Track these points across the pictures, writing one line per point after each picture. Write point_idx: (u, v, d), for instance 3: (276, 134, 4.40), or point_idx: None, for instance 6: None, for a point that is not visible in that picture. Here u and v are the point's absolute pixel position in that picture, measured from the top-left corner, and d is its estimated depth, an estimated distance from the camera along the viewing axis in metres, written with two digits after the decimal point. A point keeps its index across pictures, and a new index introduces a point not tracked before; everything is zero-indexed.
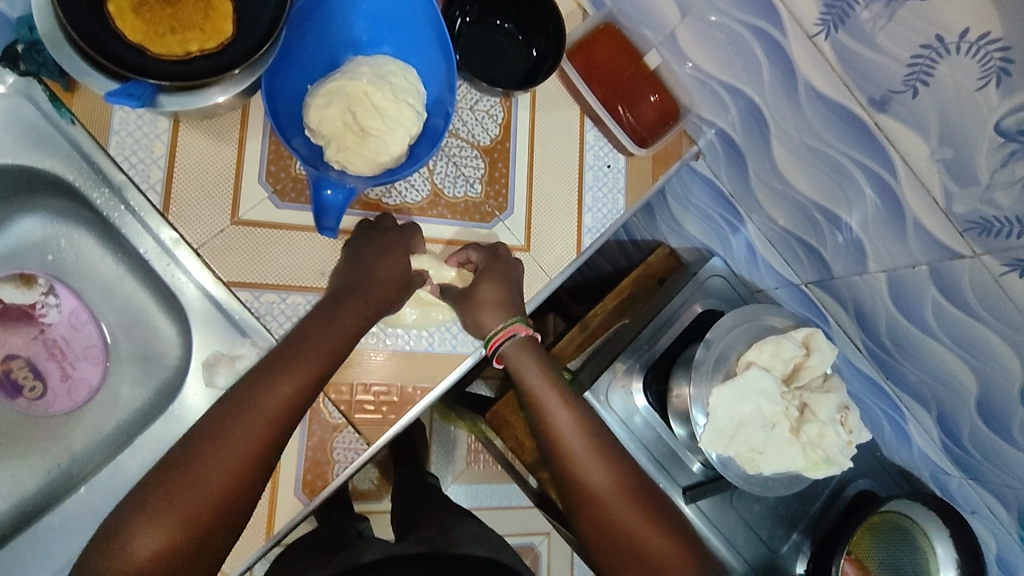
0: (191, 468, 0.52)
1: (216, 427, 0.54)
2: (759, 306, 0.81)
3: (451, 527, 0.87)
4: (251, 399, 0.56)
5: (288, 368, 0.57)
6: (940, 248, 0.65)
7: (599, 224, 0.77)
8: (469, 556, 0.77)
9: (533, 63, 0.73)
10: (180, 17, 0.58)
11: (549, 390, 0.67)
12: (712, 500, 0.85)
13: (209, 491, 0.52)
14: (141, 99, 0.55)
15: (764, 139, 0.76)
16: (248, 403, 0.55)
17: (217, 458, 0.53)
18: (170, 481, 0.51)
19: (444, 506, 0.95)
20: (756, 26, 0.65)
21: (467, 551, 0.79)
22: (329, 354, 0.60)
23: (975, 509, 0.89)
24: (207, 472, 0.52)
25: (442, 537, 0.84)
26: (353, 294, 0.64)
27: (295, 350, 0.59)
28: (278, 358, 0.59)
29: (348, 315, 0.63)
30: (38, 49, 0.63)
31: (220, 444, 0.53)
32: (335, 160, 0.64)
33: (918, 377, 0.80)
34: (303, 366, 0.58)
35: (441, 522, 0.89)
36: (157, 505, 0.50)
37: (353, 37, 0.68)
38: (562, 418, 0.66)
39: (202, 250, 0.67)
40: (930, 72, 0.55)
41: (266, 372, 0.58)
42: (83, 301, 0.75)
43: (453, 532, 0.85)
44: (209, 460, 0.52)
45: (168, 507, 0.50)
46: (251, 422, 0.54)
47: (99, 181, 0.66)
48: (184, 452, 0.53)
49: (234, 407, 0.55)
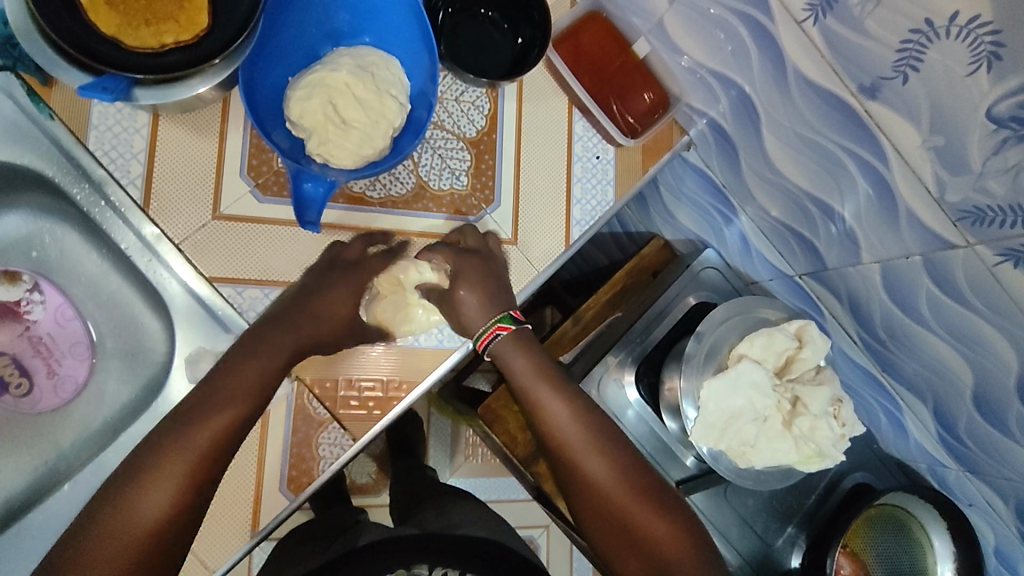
0: (145, 479, 0.56)
1: (160, 447, 0.57)
2: (752, 298, 0.80)
3: (447, 510, 0.88)
4: (188, 421, 0.58)
5: (223, 396, 0.59)
6: (934, 239, 0.63)
7: (588, 216, 0.76)
8: (469, 538, 0.79)
9: (519, 52, 0.71)
10: (156, 8, 0.57)
11: (537, 379, 0.69)
12: (705, 494, 0.85)
13: (169, 495, 0.56)
14: (115, 92, 0.55)
15: (755, 128, 0.74)
16: (182, 427, 0.58)
17: (165, 471, 0.56)
18: (128, 490, 0.56)
19: (437, 493, 0.95)
20: (744, 12, 0.63)
21: (467, 534, 0.81)
22: (265, 372, 0.61)
23: (972, 502, 0.88)
24: (162, 483, 0.56)
25: (437, 520, 0.85)
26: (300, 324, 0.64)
27: (234, 368, 0.61)
28: (212, 382, 0.61)
29: (289, 334, 0.63)
30: (13, 43, 0.62)
31: (166, 462, 0.56)
32: (317, 153, 0.63)
33: (914, 369, 0.79)
34: (232, 392, 0.60)
35: (437, 506, 0.89)
36: (124, 509, 0.55)
37: (334, 27, 0.67)
38: (550, 405, 0.69)
39: (183, 245, 0.66)
40: (921, 56, 0.53)
41: (204, 395, 0.60)
42: (69, 298, 0.74)
43: (449, 514, 0.86)
44: (160, 472, 0.56)
45: (130, 511, 0.55)
46: (191, 442, 0.57)
47: (79, 176, 0.65)
48: (137, 463, 0.57)
49: (170, 430, 0.58)
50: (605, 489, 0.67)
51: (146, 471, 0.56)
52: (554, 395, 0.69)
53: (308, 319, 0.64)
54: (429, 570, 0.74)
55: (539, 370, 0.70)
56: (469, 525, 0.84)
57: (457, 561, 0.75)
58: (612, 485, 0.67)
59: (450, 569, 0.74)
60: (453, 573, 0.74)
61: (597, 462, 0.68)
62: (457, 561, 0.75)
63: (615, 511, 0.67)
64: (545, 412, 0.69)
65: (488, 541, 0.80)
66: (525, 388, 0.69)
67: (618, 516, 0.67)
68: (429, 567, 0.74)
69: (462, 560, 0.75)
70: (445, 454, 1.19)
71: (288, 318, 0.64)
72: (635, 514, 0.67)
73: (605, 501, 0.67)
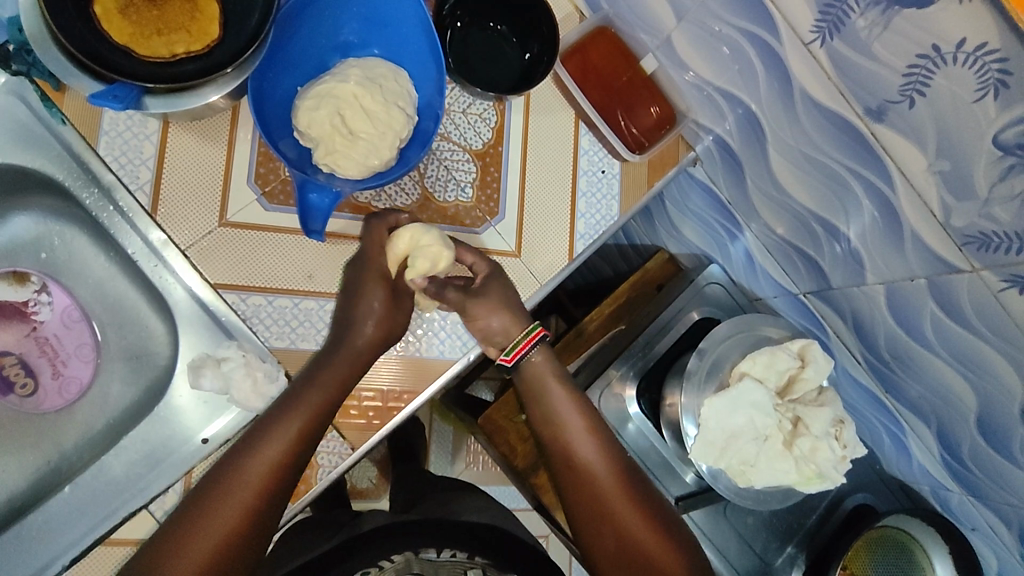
0: (214, 498, 0.57)
1: (230, 467, 0.58)
2: (755, 316, 0.80)
3: (450, 500, 0.87)
4: (253, 449, 0.59)
5: (287, 419, 0.60)
6: (938, 263, 0.63)
7: (592, 230, 0.76)
8: (472, 525, 0.78)
9: (526, 67, 0.72)
10: (166, 18, 0.59)
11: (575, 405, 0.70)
12: (704, 512, 0.86)
13: (244, 503, 0.57)
14: (126, 101, 0.55)
15: (760, 146, 0.74)
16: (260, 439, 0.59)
17: (233, 496, 0.57)
18: (212, 501, 0.57)
19: (442, 488, 0.93)
20: (752, 31, 0.63)
21: (468, 520, 0.80)
22: (330, 393, 0.62)
23: (975, 526, 0.87)
24: (238, 493, 0.57)
25: (439, 506, 0.84)
26: (359, 332, 0.64)
27: (302, 390, 0.62)
28: (286, 400, 0.62)
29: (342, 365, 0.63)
30: (28, 50, 0.63)
31: (236, 484, 0.58)
32: (323, 163, 0.64)
33: (918, 392, 0.78)
34: (310, 406, 0.61)
35: (438, 498, 0.88)
36: (195, 531, 0.56)
37: (343, 38, 0.68)
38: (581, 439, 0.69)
39: (189, 251, 0.66)
40: (928, 82, 0.53)
41: (266, 420, 0.61)
42: (75, 299, 0.75)
43: (451, 504, 0.85)
44: (224, 502, 0.57)
45: (201, 531, 0.56)
46: (253, 469, 0.58)
47: (89, 181, 0.66)
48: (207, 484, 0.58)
49: (235, 458, 0.59)
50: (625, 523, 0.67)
51: (214, 494, 0.57)
52: (586, 420, 0.69)
53: (355, 327, 0.64)
54: (438, 553, 0.74)
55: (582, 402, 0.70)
56: (469, 511, 0.83)
57: (462, 543, 0.75)
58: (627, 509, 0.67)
59: (457, 551, 0.75)
60: (461, 554, 0.75)
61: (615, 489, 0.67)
62: (464, 544, 0.75)
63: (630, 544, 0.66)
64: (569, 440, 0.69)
65: (485, 526, 0.79)
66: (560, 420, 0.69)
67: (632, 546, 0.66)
68: (437, 550, 0.74)
69: (469, 543, 0.76)
70: (446, 459, 1.19)
71: (347, 340, 0.64)
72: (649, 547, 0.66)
73: (620, 531, 0.67)
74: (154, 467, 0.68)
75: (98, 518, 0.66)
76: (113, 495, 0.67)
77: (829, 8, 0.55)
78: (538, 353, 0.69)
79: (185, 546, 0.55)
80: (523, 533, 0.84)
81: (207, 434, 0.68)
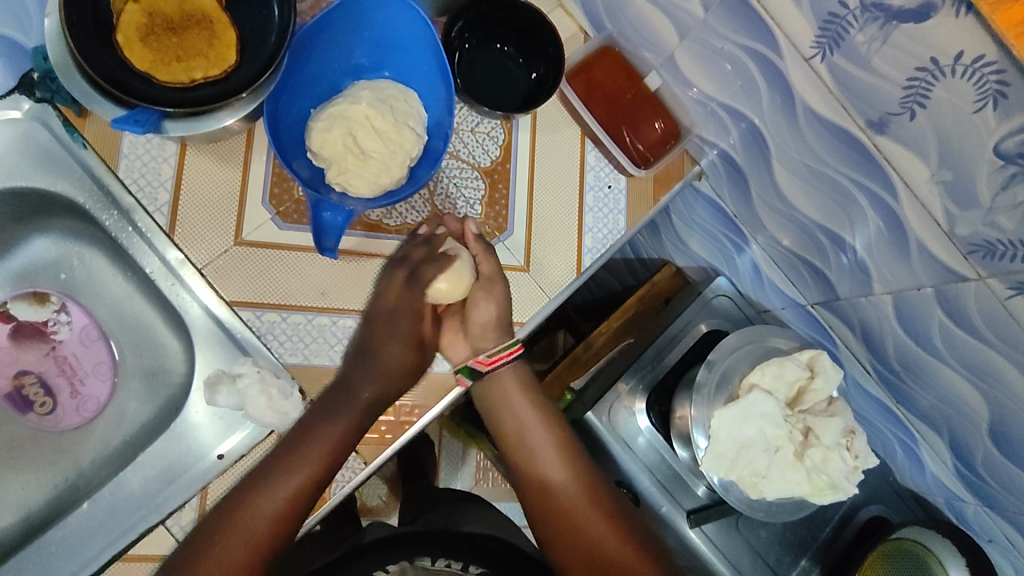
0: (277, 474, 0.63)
1: (289, 448, 0.64)
2: (763, 328, 0.80)
3: (456, 512, 0.87)
4: (309, 432, 0.65)
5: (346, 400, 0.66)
6: (945, 271, 0.64)
7: (599, 244, 0.77)
8: (472, 534, 0.80)
9: (533, 86, 0.74)
10: (186, 45, 0.61)
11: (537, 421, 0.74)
12: (717, 525, 0.84)
13: (302, 477, 0.63)
14: (146, 125, 0.57)
15: (765, 161, 0.75)
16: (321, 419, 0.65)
17: (273, 498, 0.62)
18: (273, 474, 0.63)
19: (453, 500, 0.93)
20: (752, 47, 0.65)
21: (471, 530, 0.82)
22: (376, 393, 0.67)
23: (992, 537, 0.86)
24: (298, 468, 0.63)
25: (446, 519, 0.85)
26: (369, 367, 0.68)
27: (342, 389, 0.66)
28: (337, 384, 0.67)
29: (378, 366, 0.69)
30: (51, 77, 0.65)
31: (285, 473, 0.63)
32: (336, 182, 0.65)
33: (929, 402, 0.78)
34: (364, 388, 0.67)
35: (447, 509, 0.89)
36: (245, 522, 0.61)
37: (354, 62, 0.70)
38: (546, 450, 0.72)
39: (206, 270, 0.68)
40: (927, 94, 0.54)
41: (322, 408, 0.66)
42: (93, 319, 0.76)
43: (459, 516, 0.86)
44: (282, 477, 0.62)
45: (247, 527, 0.61)
46: (296, 467, 0.63)
47: (108, 203, 0.68)
48: (256, 477, 0.63)
49: (280, 456, 0.64)
50: (585, 522, 0.69)
51: (256, 496, 0.62)
52: (544, 425, 0.74)
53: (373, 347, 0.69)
54: (432, 562, 0.75)
55: (536, 415, 0.74)
56: (475, 522, 0.85)
57: (458, 554, 0.76)
58: (588, 516, 0.69)
59: (451, 561, 0.75)
60: (455, 565, 0.75)
61: (582, 501, 0.70)
62: (459, 554, 0.76)
63: (587, 544, 0.68)
64: (533, 450, 0.73)
65: (488, 536, 0.81)
66: (526, 437, 0.73)
67: (587, 539, 0.68)
68: (432, 559, 0.75)
69: (464, 552, 0.77)
70: (456, 475, 1.19)
71: (357, 371, 0.67)
72: (612, 550, 0.68)
73: (582, 537, 0.69)
74: (171, 483, 0.68)
75: (113, 536, 0.67)
76: (129, 511, 0.67)
77: (829, 24, 0.56)
78: (508, 366, 0.74)
79: (254, 514, 0.61)
80: (527, 544, 0.86)
81: (222, 450, 0.69)
